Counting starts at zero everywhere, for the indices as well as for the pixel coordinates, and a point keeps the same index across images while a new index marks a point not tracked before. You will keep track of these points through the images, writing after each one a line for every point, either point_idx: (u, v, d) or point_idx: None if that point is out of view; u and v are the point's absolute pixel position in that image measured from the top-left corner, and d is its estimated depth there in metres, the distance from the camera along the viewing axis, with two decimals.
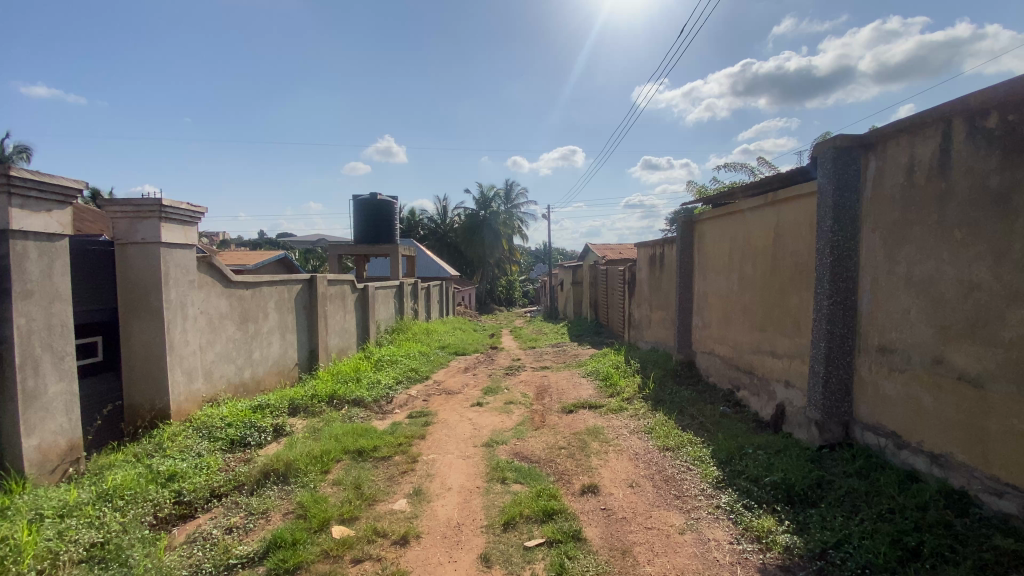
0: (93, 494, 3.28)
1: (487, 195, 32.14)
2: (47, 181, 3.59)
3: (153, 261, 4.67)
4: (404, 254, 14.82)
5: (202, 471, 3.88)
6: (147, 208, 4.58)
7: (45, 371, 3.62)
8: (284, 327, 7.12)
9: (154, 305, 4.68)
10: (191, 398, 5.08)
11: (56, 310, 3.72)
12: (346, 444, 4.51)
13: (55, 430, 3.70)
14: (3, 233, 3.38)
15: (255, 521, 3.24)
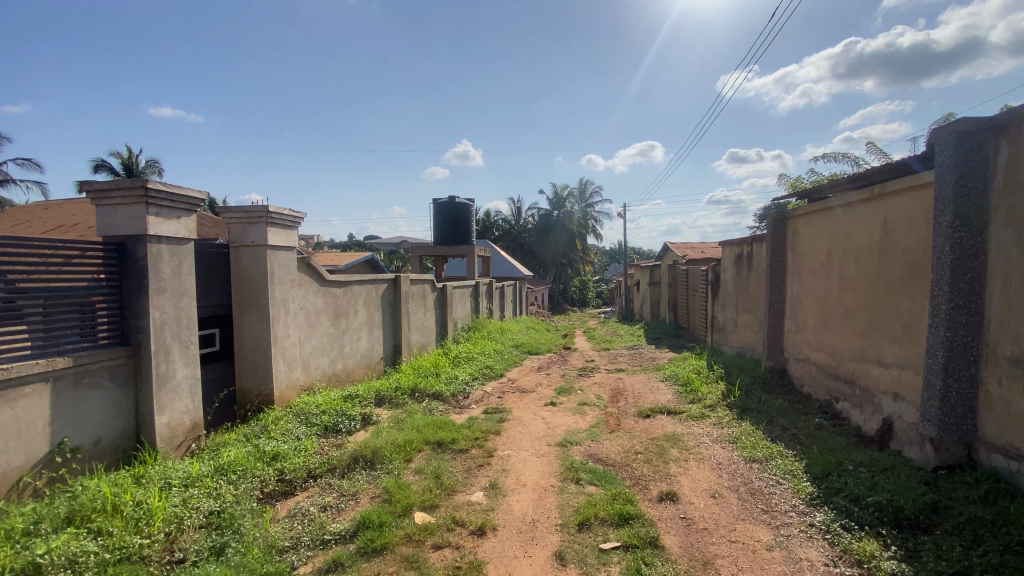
0: (211, 468, 3.72)
1: (561, 194, 32.08)
2: (176, 192, 4.12)
3: (261, 262, 5.18)
4: (480, 254, 15.20)
5: (301, 452, 4.26)
6: (257, 214, 5.11)
7: (173, 359, 4.15)
8: (372, 323, 7.60)
9: (261, 301, 5.19)
10: (292, 386, 5.58)
11: (183, 304, 4.26)
12: (427, 435, 4.74)
13: (182, 409, 4.24)
14: (142, 238, 3.92)
15: (346, 501, 3.50)
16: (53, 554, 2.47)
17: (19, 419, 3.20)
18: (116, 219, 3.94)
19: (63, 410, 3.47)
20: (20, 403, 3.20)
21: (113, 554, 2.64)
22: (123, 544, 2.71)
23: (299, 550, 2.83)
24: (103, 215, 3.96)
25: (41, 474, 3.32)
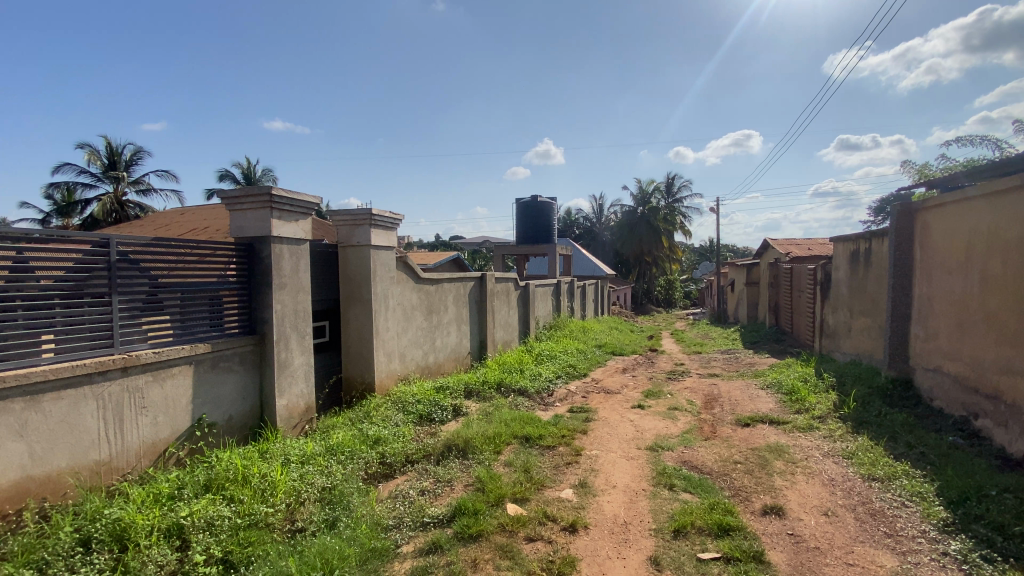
0: (323, 448, 4.08)
1: (647, 190, 31.04)
2: (296, 198, 4.55)
3: (365, 260, 5.57)
4: (562, 253, 15.18)
5: (399, 438, 4.54)
6: (362, 217, 5.51)
7: (291, 347, 4.60)
8: (460, 319, 7.88)
9: (364, 297, 5.59)
10: (390, 376, 5.95)
11: (300, 299, 4.71)
12: (515, 429, 4.83)
13: (298, 393, 4.69)
14: (268, 239, 4.38)
15: (442, 487, 3.67)
16: (195, 516, 2.85)
17: (167, 397, 3.72)
18: (246, 222, 4.45)
19: (202, 390, 3.98)
20: (168, 382, 3.73)
21: (244, 518, 2.98)
22: (252, 511, 3.04)
23: (401, 529, 3.01)
24: (236, 219, 4.48)
25: (184, 444, 3.84)
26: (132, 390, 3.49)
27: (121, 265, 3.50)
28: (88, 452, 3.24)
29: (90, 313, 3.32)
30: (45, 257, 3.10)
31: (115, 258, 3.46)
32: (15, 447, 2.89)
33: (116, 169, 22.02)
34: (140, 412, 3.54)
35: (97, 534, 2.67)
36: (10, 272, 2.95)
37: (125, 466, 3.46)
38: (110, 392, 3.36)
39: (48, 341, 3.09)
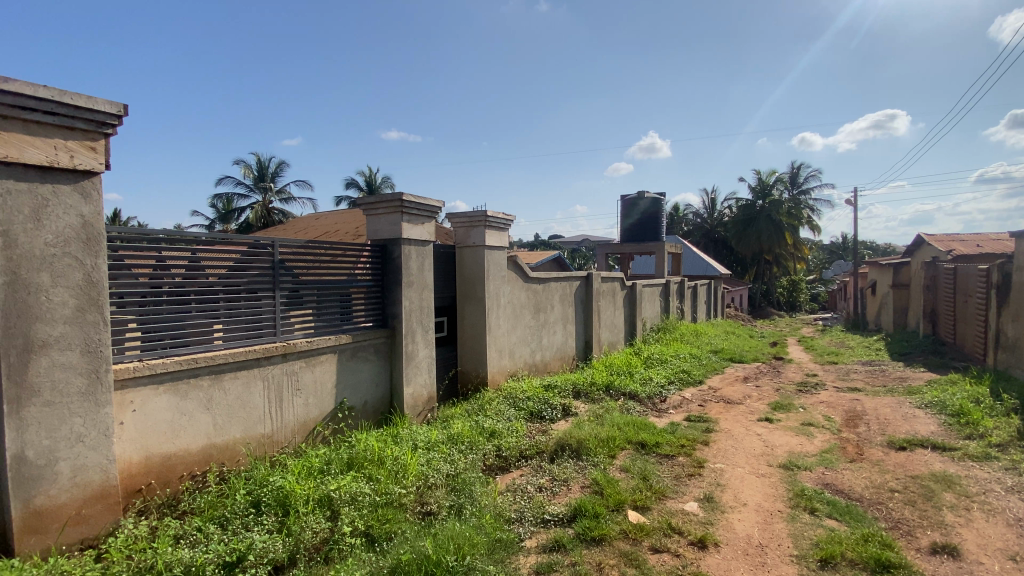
0: (445, 436, 4.31)
1: (767, 182, 28.52)
2: (423, 202, 4.86)
3: (480, 260, 5.79)
4: (671, 251, 14.49)
5: (513, 433, 4.65)
6: (477, 218, 5.73)
7: (416, 340, 4.93)
8: (566, 319, 7.87)
9: (479, 295, 5.81)
10: (501, 372, 6.14)
11: (424, 295, 5.02)
12: (629, 434, 4.70)
13: (421, 383, 5.01)
14: (398, 241, 4.74)
15: (559, 486, 3.68)
16: (341, 490, 3.16)
17: (316, 381, 4.18)
18: (380, 226, 4.85)
19: (344, 376, 4.42)
20: (317, 368, 4.20)
21: (381, 496, 3.23)
22: (388, 490, 3.29)
23: (524, 523, 3.07)
24: (372, 223, 4.91)
25: (329, 424, 4.29)
26: (290, 373, 3.98)
27: (282, 264, 3.99)
28: (257, 426, 3.75)
29: (257, 306, 3.82)
30: (226, 257, 3.64)
31: (277, 258, 3.96)
32: (203, 419, 3.43)
33: (264, 180, 25.29)
34: (296, 393, 4.02)
35: (265, 498, 3.08)
36: (202, 270, 3.51)
37: (283, 440, 3.96)
38: (273, 374, 3.86)
39: (220, 330, 3.59)
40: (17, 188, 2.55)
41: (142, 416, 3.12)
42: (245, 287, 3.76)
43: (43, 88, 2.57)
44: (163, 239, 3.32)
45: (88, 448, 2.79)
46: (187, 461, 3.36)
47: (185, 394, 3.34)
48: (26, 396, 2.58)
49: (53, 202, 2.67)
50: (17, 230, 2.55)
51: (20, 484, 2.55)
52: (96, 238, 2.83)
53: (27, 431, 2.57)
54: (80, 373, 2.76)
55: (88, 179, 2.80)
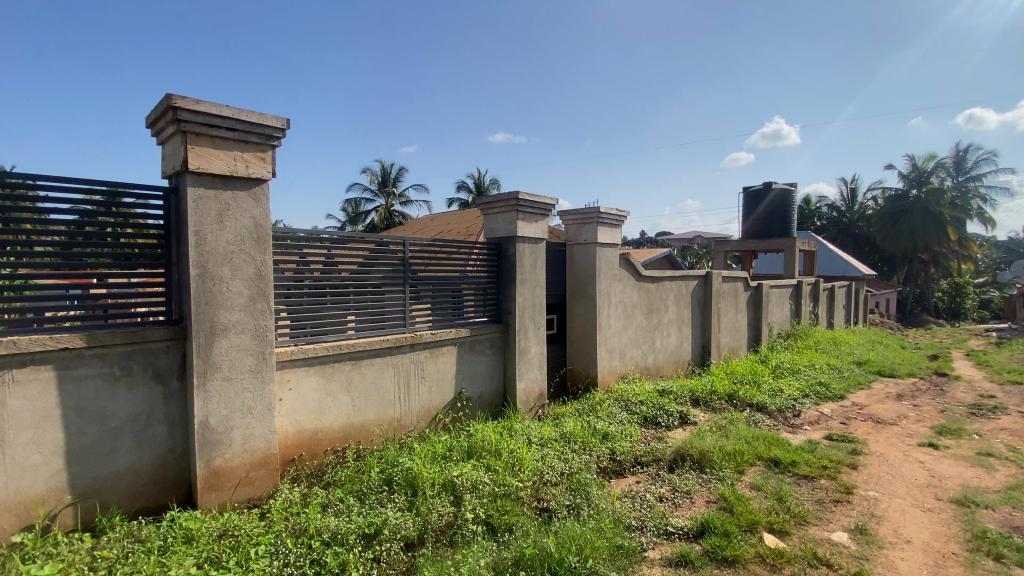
0: (558, 434, 4.30)
1: (924, 168, 24.53)
2: (537, 200, 4.88)
3: (592, 257, 5.69)
4: (802, 249, 13.05)
5: (628, 437, 4.49)
6: (590, 215, 5.64)
7: (529, 337, 4.98)
8: (682, 321, 7.45)
9: (590, 293, 5.71)
10: (612, 373, 5.99)
11: (536, 292, 5.05)
12: (759, 450, 4.30)
13: (533, 379, 5.06)
14: (513, 239, 4.82)
15: (681, 498, 3.48)
16: (464, 478, 3.29)
17: (438, 371, 4.42)
18: (496, 224, 4.97)
19: (463, 367, 4.61)
20: (439, 358, 4.42)
21: (500, 487, 3.30)
22: (506, 482, 3.35)
23: (645, 533, 2.95)
24: (488, 222, 5.06)
25: (449, 412, 4.51)
26: (416, 362, 4.25)
27: (408, 260, 4.27)
28: (387, 410, 4.06)
29: (384, 299, 4.11)
30: (360, 253, 3.97)
31: (405, 255, 4.24)
32: (344, 400, 3.80)
33: (387, 185, 27.42)
34: (421, 381, 4.28)
35: (396, 477, 3.31)
36: (342, 265, 3.87)
37: (410, 425, 4.23)
38: (401, 362, 4.15)
39: (354, 321, 3.92)
40: (207, 195, 3.01)
41: (296, 394, 3.54)
42: (375, 281, 4.07)
43: (225, 108, 3.01)
44: (302, 238, 3.65)
45: (255, 419, 3.21)
46: (331, 437, 3.74)
47: (330, 376, 3.71)
48: (211, 371, 3.03)
49: (232, 206, 3.11)
50: (207, 229, 3.01)
51: (206, 446, 3.02)
52: (264, 236, 3.25)
53: (210, 401, 3.03)
54: (250, 353, 3.19)
55: (258, 186, 3.22)
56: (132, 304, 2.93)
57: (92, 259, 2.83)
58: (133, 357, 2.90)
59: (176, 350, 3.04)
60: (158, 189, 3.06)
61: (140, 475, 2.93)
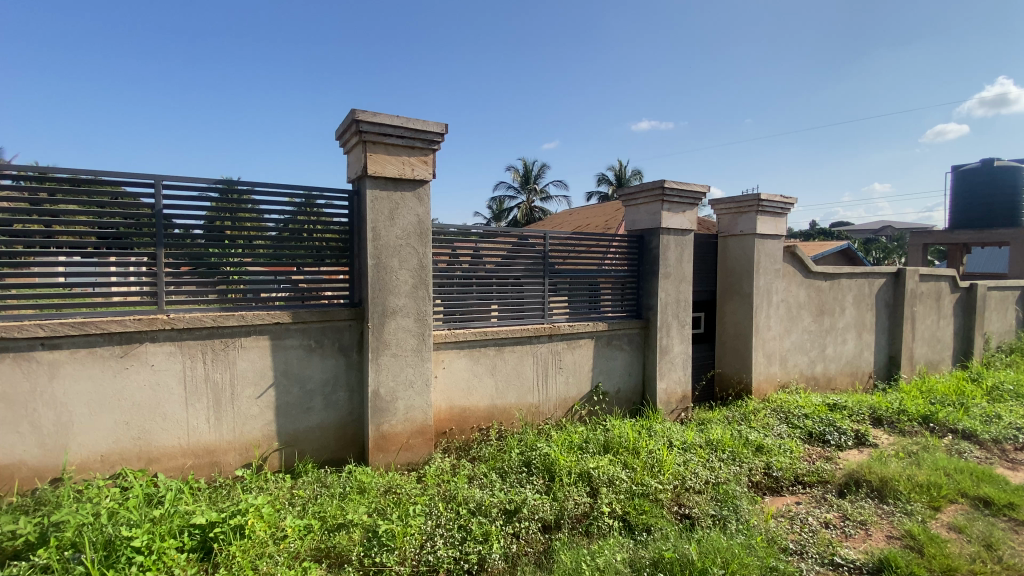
0: (703, 441, 4.04)
1: None
2: (686, 188, 4.60)
3: (748, 251, 5.19)
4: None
5: (787, 452, 4.03)
6: (748, 204, 5.15)
7: (672, 334, 4.75)
8: (862, 326, 6.41)
9: (745, 290, 5.22)
10: (769, 380, 5.41)
11: (682, 288, 4.77)
12: (964, 485, 3.53)
13: (677, 379, 4.81)
14: (657, 231, 4.62)
15: (853, 528, 3.03)
16: (601, 471, 3.28)
17: (577, 362, 4.46)
18: (639, 216, 4.81)
19: (601, 361, 4.59)
20: (577, 350, 4.46)
21: (637, 486, 3.22)
22: (645, 482, 3.25)
23: (805, 559, 2.63)
24: (631, 214, 4.93)
25: (586, 405, 4.53)
26: (555, 352, 4.34)
27: (551, 253, 4.38)
28: (527, 396, 4.23)
29: (524, 290, 4.27)
30: (506, 247, 4.18)
31: (547, 247, 4.35)
32: (489, 382, 4.06)
33: (528, 182, 28.25)
34: (559, 371, 4.37)
35: (535, 461, 3.44)
36: (487, 258, 4.11)
37: (548, 413, 4.35)
38: (542, 351, 4.28)
39: (498, 310, 4.14)
40: (381, 195, 3.44)
41: (449, 372, 3.88)
42: (517, 273, 4.25)
43: (396, 118, 3.39)
44: (456, 233, 3.97)
45: (415, 393, 3.61)
46: (477, 416, 4.03)
47: (477, 359, 4.00)
48: (382, 347, 3.48)
49: (402, 205, 3.52)
50: (381, 226, 3.45)
51: (377, 412, 3.48)
52: (426, 232, 3.61)
53: (381, 373, 3.48)
54: (412, 334, 3.58)
55: (422, 186, 3.58)
56: (321, 289, 3.48)
57: (290, 251, 3.42)
58: (325, 332, 3.46)
59: (356, 328, 3.55)
60: (343, 191, 3.60)
61: (327, 431, 3.50)
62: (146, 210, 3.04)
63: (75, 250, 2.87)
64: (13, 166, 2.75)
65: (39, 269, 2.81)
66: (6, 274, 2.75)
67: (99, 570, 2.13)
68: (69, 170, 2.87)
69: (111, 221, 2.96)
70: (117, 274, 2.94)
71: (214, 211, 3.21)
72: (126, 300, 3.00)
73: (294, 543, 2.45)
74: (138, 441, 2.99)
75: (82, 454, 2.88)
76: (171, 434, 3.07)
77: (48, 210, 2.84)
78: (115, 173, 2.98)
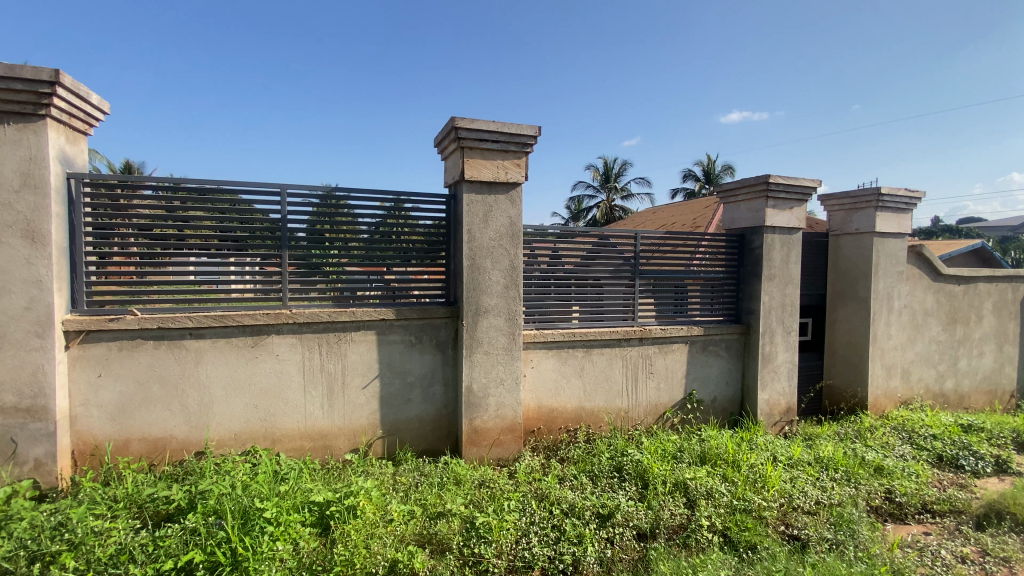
0: (812, 457, 3.73)
1: None
2: (794, 183, 4.27)
3: (865, 251, 4.71)
4: None
5: (912, 476, 3.60)
6: (866, 199, 4.69)
7: (776, 341, 4.43)
8: (1004, 337, 5.58)
9: (860, 294, 4.75)
10: (888, 395, 4.89)
11: (788, 291, 4.44)
12: None
13: (780, 390, 4.48)
14: (760, 229, 4.34)
15: (998, 566, 2.65)
16: (698, 482, 3.14)
17: (669, 367, 4.31)
18: (739, 214, 4.55)
19: (695, 367, 4.39)
20: (670, 355, 4.30)
21: (738, 501, 3.04)
22: (747, 498, 3.06)
23: None
24: (730, 211, 4.68)
25: (678, 412, 4.36)
26: (646, 356, 4.23)
27: (642, 254, 4.29)
28: (616, 399, 4.16)
29: (603, 291, 4.19)
30: (596, 248, 4.15)
31: (639, 247, 4.26)
32: (577, 384, 4.04)
33: (608, 180, 27.76)
34: (649, 375, 4.24)
35: (627, 467, 3.36)
36: (566, 258, 4.09)
37: (637, 418, 4.24)
38: (632, 355, 4.19)
39: (578, 310, 4.11)
40: (476, 198, 3.55)
41: (538, 372, 3.92)
42: (603, 274, 4.19)
43: (492, 122, 3.48)
44: (546, 235, 4.01)
45: (506, 390, 3.69)
46: (565, 417, 4.02)
47: (566, 360, 4.00)
48: (476, 345, 3.59)
49: (495, 207, 3.60)
50: (476, 228, 3.56)
51: (470, 407, 3.59)
52: (517, 233, 3.67)
53: (474, 370, 3.60)
54: (504, 333, 3.66)
55: (515, 189, 3.64)
56: (410, 287, 3.67)
57: (381, 253, 3.63)
58: (424, 328, 3.63)
59: (451, 326, 3.69)
60: (443, 196, 3.77)
61: (424, 423, 3.68)
62: (258, 216, 3.35)
63: (202, 251, 3.25)
64: (154, 178, 3.14)
65: (174, 268, 3.20)
66: (148, 271, 3.16)
67: (237, 535, 2.39)
68: (197, 181, 3.21)
69: (230, 225, 3.30)
70: (236, 273, 3.29)
71: (316, 214, 3.48)
72: (244, 295, 3.34)
73: (400, 527, 2.61)
74: (264, 422, 3.33)
75: (220, 431, 3.26)
76: (291, 418, 3.38)
77: (180, 216, 3.23)
78: (234, 183, 3.31)
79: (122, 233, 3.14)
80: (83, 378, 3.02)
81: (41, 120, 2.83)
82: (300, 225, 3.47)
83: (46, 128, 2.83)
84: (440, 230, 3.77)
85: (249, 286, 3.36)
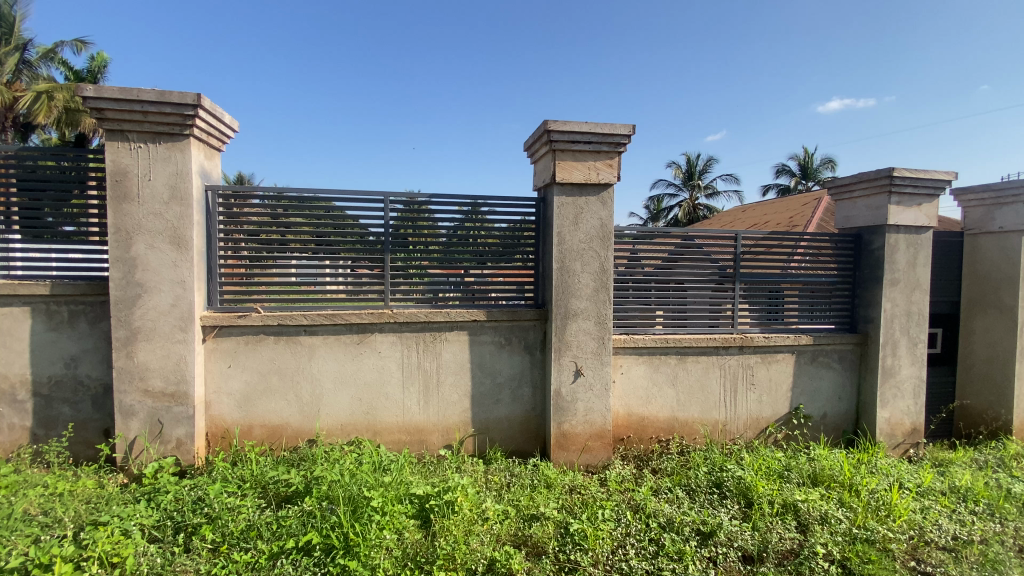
0: (946, 487, 3.31)
1: None
2: (923, 176, 3.82)
3: (1012, 253, 4.11)
4: None
5: None
6: (1013, 191, 4.06)
7: (899, 354, 3.98)
8: None
9: (1005, 303, 4.15)
10: None
11: (915, 298, 3.97)
12: None
13: (904, 409, 4.03)
14: (881, 228, 3.92)
15: None
16: (811, 505, 2.90)
17: (772, 378, 4.02)
18: (856, 211, 4.14)
19: (803, 380, 4.06)
20: (774, 366, 4.01)
21: (858, 529, 2.76)
22: (868, 526, 2.78)
23: None
24: (843, 209, 4.27)
25: (782, 428, 4.06)
26: (746, 366, 3.98)
27: (743, 256, 4.04)
28: (713, 411, 3.95)
29: (687, 294, 3.98)
30: (690, 251, 3.97)
31: (740, 249, 4.02)
32: (670, 393, 3.89)
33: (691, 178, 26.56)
34: (750, 388, 3.99)
35: (728, 483, 3.18)
36: (657, 261, 3.95)
37: (735, 432, 4.01)
38: (730, 364, 3.96)
39: (662, 316, 3.95)
40: (567, 201, 3.54)
41: (628, 379, 3.82)
42: (693, 278, 3.99)
43: (585, 123, 3.45)
44: (636, 237, 3.90)
45: (595, 395, 3.63)
46: (657, 426, 3.89)
47: (658, 368, 3.86)
48: (564, 348, 3.57)
49: (586, 209, 3.56)
50: (566, 230, 3.54)
51: (559, 411, 3.58)
52: (608, 235, 3.60)
53: (563, 373, 3.58)
54: (593, 337, 3.60)
55: (606, 190, 3.57)
56: (488, 289, 3.72)
57: (460, 256, 3.72)
58: (513, 330, 3.67)
59: (540, 329, 3.70)
60: (532, 200, 3.79)
61: (513, 425, 3.72)
62: (351, 222, 3.56)
63: (302, 253, 3.52)
64: (261, 189, 3.43)
65: (277, 270, 3.49)
66: (255, 273, 3.46)
67: (348, 521, 2.55)
68: (298, 190, 3.47)
69: (325, 231, 3.54)
70: (331, 274, 3.52)
71: (400, 219, 3.64)
72: (338, 295, 3.57)
73: (496, 526, 2.65)
74: (367, 415, 3.54)
75: (329, 422, 3.51)
76: (391, 412, 3.56)
77: (282, 223, 3.50)
78: (329, 192, 3.55)
79: (233, 238, 3.45)
80: (217, 369, 3.39)
81: (185, 139, 3.20)
82: (384, 229, 3.64)
83: (190, 147, 3.21)
84: (517, 232, 3.79)
85: (341, 286, 3.58)
